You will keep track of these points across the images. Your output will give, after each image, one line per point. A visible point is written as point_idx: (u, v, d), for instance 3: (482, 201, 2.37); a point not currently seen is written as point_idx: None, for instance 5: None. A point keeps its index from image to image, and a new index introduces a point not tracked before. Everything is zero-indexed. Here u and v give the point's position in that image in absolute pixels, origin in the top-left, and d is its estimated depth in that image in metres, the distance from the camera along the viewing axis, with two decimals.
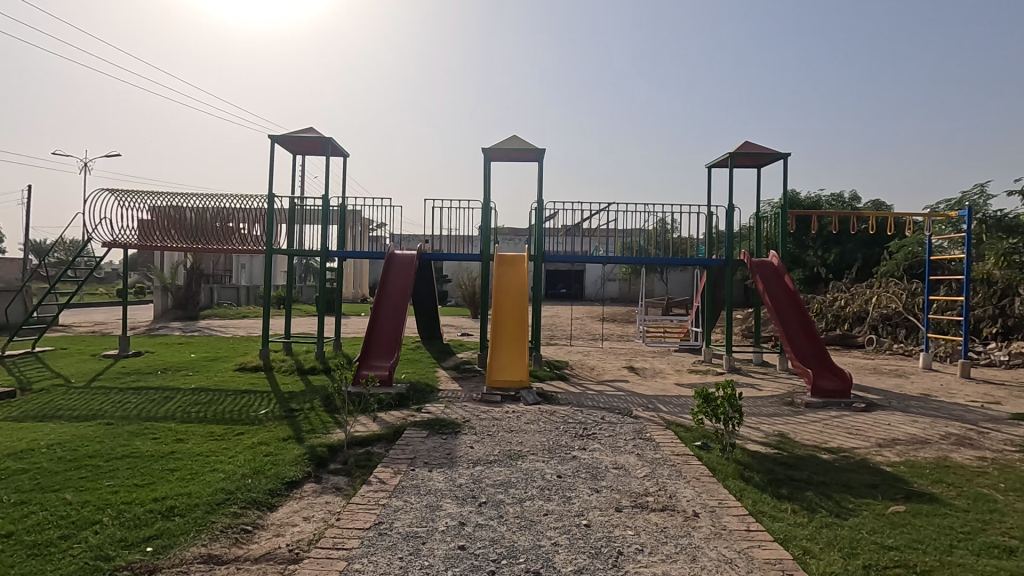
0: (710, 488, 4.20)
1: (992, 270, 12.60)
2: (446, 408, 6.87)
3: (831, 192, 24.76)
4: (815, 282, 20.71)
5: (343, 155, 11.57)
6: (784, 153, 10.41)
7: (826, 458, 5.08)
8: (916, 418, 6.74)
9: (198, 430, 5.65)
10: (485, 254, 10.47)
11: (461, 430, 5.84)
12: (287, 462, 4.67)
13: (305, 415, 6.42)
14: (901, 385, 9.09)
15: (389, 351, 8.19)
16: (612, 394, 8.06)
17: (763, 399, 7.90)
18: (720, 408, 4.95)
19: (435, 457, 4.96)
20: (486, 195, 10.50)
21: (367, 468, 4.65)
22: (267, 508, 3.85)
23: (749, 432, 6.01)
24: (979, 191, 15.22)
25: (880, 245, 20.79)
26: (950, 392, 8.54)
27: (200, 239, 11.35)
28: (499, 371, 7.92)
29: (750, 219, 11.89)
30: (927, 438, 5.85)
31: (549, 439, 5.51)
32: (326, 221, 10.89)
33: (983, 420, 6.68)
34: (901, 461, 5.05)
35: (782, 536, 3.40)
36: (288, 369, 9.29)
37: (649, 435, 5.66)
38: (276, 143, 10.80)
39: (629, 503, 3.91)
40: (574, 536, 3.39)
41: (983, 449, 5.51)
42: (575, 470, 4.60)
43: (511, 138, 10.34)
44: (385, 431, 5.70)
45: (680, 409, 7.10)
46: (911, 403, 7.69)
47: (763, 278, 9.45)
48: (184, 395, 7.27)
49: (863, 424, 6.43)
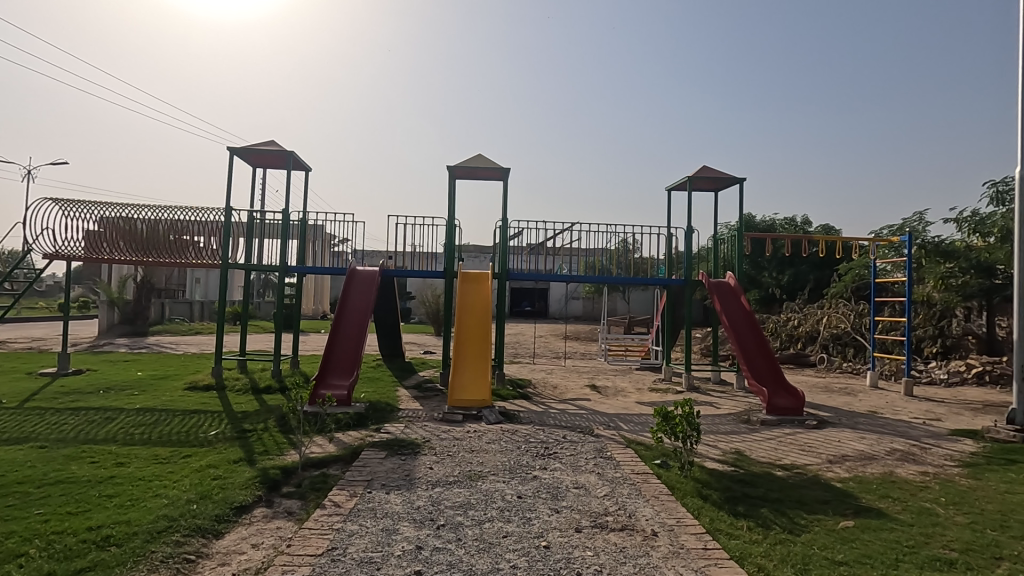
0: (669, 507, 4.22)
1: (932, 293, 13.33)
2: (406, 428, 6.74)
3: (784, 216, 25.83)
4: (771, 302, 21.55)
5: (304, 169, 11.38)
6: (739, 178, 10.80)
7: (781, 475, 5.21)
8: (864, 434, 7.01)
9: (142, 454, 5.36)
10: (450, 271, 10.40)
11: (420, 450, 5.73)
12: (236, 487, 4.47)
13: (259, 436, 6.19)
14: (850, 403, 9.42)
15: (348, 369, 8.01)
16: (574, 413, 8.06)
17: (721, 417, 8.07)
18: (678, 426, 4.99)
19: (393, 478, 4.84)
20: (450, 214, 10.50)
21: (322, 491, 4.49)
22: (213, 535, 3.66)
23: (707, 450, 6.09)
24: (918, 218, 16.12)
25: (831, 268, 21.72)
26: (896, 409, 8.90)
27: (151, 252, 10.94)
28: (461, 391, 7.82)
29: (708, 240, 12.24)
30: (874, 454, 6.06)
31: (510, 459, 5.45)
32: (286, 235, 10.66)
33: (925, 437, 6.99)
34: (850, 477, 5.22)
35: (738, 554, 3.45)
36: (242, 389, 8.92)
37: (610, 454, 5.69)
38: (235, 155, 10.55)
39: (589, 523, 3.90)
40: (533, 558, 3.34)
41: (925, 464, 5.75)
42: (535, 491, 4.57)
43: (475, 156, 10.42)
44: (343, 452, 5.56)
45: (640, 427, 7.18)
46: (859, 420, 7.98)
47: (721, 298, 9.70)
48: (128, 415, 6.90)
49: (815, 441, 6.63)
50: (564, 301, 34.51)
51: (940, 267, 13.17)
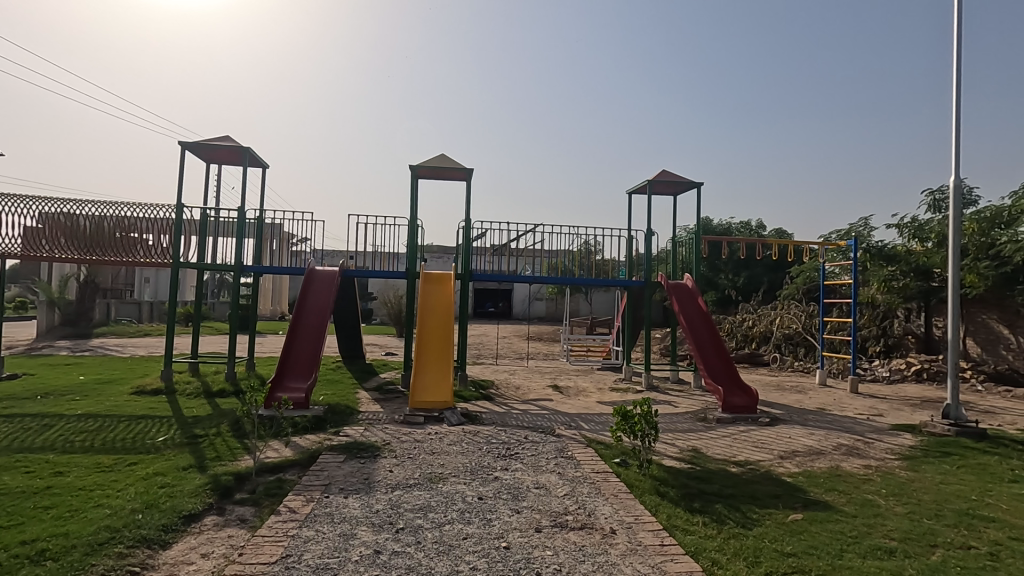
0: (627, 505, 4.29)
1: (875, 295, 13.94)
2: (366, 430, 6.63)
3: (740, 220, 26.70)
4: (727, 303, 22.25)
5: (261, 166, 11.04)
6: (697, 182, 11.09)
7: (735, 471, 5.37)
8: (812, 430, 7.30)
9: (83, 462, 5.09)
10: (411, 272, 10.29)
11: (380, 453, 5.65)
12: (185, 494, 4.29)
13: (210, 441, 5.97)
14: (800, 400, 9.81)
15: (307, 372, 7.81)
16: (536, 413, 8.10)
17: (679, 415, 8.26)
18: (637, 425, 5.07)
19: (352, 482, 4.76)
20: (412, 213, 10.38)
21: (277, 497, 4.37)
22: (159, 546, 3.51)
23: (665, 448, 6.23)
24: (862, 223, 16.91)
25: (783, 271, 22.60)
26: (842, 406, 9.31)
27: (96, 250, 10.42)
28: (422, 393, 7.74)
29: (667, 242, 12.51)
30: (822, 449, 6.31)
31: (472, 461, 5.43)
32: (241, 234, 10.33)
33: (869, 431, 7.34)
34: (800, 471, 5.43)
35: (693, 549, 3.53)
36: (193, 393, 8.59)
37: (571, 453, 5.74)
38: (187, 149, 10.15)
39: (549, 523, 3.92)
40: (493, 559, 3.34)
41: (869, 457, 6.03)
42: (496, 492, 4.56)
43: (438, 156, 10.34)
44: (300, 456, 5.42)
45: (600, 426, 7.27)
46: (809, 416, 8.31)
47: (679, 299, 9.95)
48: (67, 422, 6.54)
49: (768, 437, 6.86)
50: (527, 302, 34.65)
51: (883, 271, 13.81)
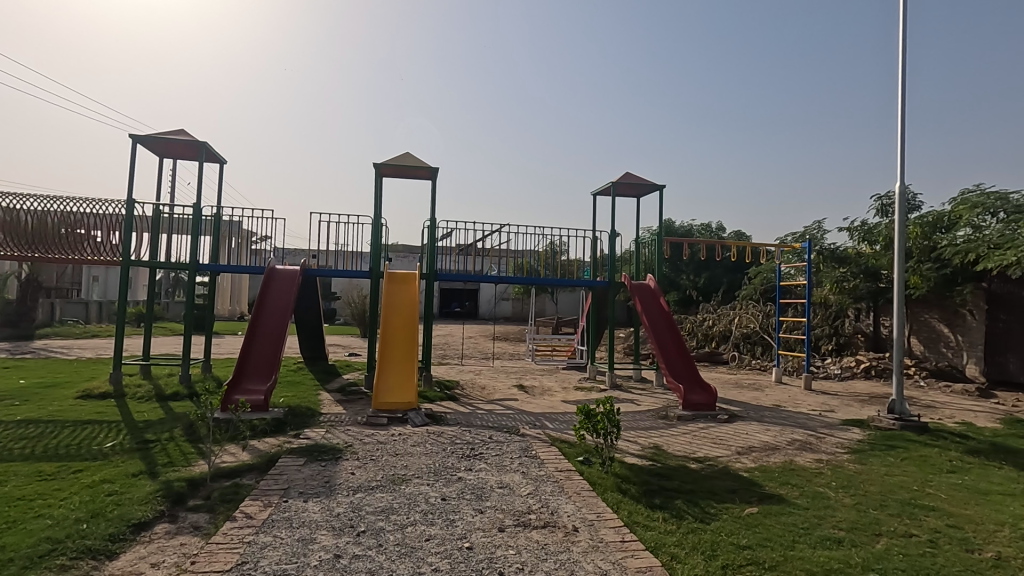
0: (590, 503, 4.34)
1: (829, 296, 14.59)
2: (328, 433, 6.50)
3: (701, 223, 27.38)
4: (688, 303, 22.79)
5: (219, 161, 10.70)
6: (659, 185, 11.31)
7: (694, 467, 5.50)
8: (768, 426, 7.54)
9: (23, 471, 4.83)
10: (376, 271, 10.15)
11: (342, 456, 5.55)
12: (134, 502, 4.12)
13: (163, 446, 5.76)
14: (757, 397, 10.12)
15: (266, 373, 7.61)
16: (501, 413, 8.11)
17: (641, 413, 8.41)
18: (599, 424, 5.13)
19: (312, 485, 4.65)
20: (376, 212, 10.24)
21: (233, 503, 4.24)
22: (105, 556, 3.36)
23: (628, 445, 6.33)
24: (816, 226, 17.60)
25: (742, 272, 23.31)
26: (796, 403, 9.65)
27: (39, 247, 9.91)
28: (386, 394, 7.65)
29: (631, 243, 12.72)
30: (777, 445, 6.53)
31: (435, 462, 5.39)
32: (197, 231, 9.99)
33: (820, 427, 7.64)
34: (756, 466, 5.60)
35: (653, 544, 3.60)
36: (145, 396, 8.25)
37: (535, 453, 5.77)
38: (139, 143, 9.75)
39: (512, 522, 3.93)
40: (456, 560, 3.33)
41: (820, 452, 6.27)
42: (460, 492, 4.54)
43: (403, 154, 10.24)
44: (258, 460, 5.28)
45: (565, 425, 7.33)
46: (765, 413, 8.59)
47: (642, 299, 10.14)
48: (6, 428, 6.19)
49: (726, 434, 7.05)
50: (494, 302, 34.63)
51: (835, 271, 14.37)
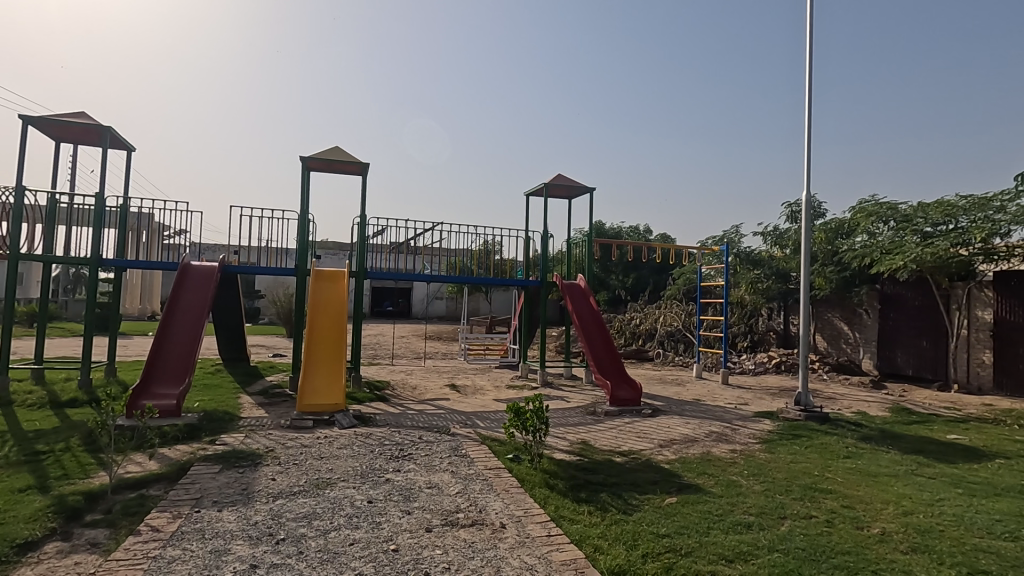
0: (518, 499, 4.39)
1: (744, 296, 15.46)
2: (247, 437, 6.18)
3: (630, 225, 28.37)
4: (618, 303, 23.58)
5: (126, 148, 9.90)
6: (590, 187, 11.62)
7: (619, 461, 5.69)
8: (688, 420, 7.93)
9: None
10: (302, 269, 9.77)
11: (262, 461, 5.29)
12: (20, 520, 3.74)
13: (56, 458, 5.26)
14: (679, 392, 10.62)
15: (178, 376, 7.11)
16: (432, 412, 8.04)
17: (571, 410, 8.60)
18: (528, 421, 5.19)
19: (228, 494, 4.41)
20: (303, 207, 9.85)
21: (137, 516, 3.94)
22: None
23: (557, 441, 6.45)
24: (733, 230, 18.66)
25: (667, 273, 24.41)
26: (714, 397, 10.21)
27: None
28: (311, 396, 7.37)
29: (563, 244, 12.97)
30: (696, 437, 6.87)
31: (362, 464, 5.26)
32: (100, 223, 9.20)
33: (735, 419, 8.12)
34: (676, 458, 5.87)
35: (578, 537, 3.70)
36: (36, 403, 7.50)
37: (465, 451, 5.76)
38: (32, 125, 8.86)
39: (440, 522, 3.91)
40: (380, 563, 3.26)
41: (734, 442, 6.67)
42: (387, 494, 4.45)
43: (332, 148, 9.91)
44: (167, 470, 4.93)
45: (496, 423, 7.37)
46: (686, 407, 9.02)
47: (572, 298, 10.36)
48: None
49: (650, 428, 7.35)
50: (427, 302, 34.17)
51: (751, 274, 15.38)
